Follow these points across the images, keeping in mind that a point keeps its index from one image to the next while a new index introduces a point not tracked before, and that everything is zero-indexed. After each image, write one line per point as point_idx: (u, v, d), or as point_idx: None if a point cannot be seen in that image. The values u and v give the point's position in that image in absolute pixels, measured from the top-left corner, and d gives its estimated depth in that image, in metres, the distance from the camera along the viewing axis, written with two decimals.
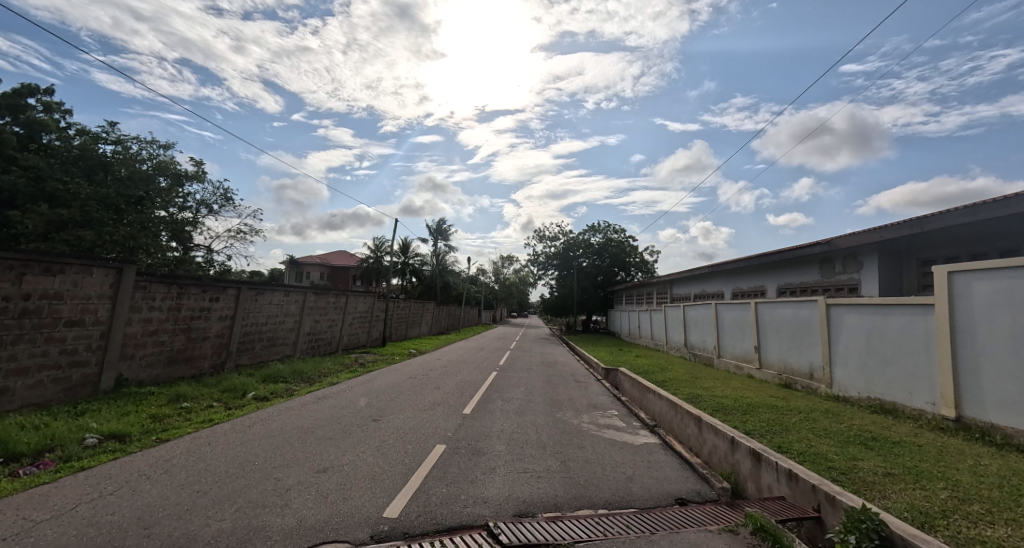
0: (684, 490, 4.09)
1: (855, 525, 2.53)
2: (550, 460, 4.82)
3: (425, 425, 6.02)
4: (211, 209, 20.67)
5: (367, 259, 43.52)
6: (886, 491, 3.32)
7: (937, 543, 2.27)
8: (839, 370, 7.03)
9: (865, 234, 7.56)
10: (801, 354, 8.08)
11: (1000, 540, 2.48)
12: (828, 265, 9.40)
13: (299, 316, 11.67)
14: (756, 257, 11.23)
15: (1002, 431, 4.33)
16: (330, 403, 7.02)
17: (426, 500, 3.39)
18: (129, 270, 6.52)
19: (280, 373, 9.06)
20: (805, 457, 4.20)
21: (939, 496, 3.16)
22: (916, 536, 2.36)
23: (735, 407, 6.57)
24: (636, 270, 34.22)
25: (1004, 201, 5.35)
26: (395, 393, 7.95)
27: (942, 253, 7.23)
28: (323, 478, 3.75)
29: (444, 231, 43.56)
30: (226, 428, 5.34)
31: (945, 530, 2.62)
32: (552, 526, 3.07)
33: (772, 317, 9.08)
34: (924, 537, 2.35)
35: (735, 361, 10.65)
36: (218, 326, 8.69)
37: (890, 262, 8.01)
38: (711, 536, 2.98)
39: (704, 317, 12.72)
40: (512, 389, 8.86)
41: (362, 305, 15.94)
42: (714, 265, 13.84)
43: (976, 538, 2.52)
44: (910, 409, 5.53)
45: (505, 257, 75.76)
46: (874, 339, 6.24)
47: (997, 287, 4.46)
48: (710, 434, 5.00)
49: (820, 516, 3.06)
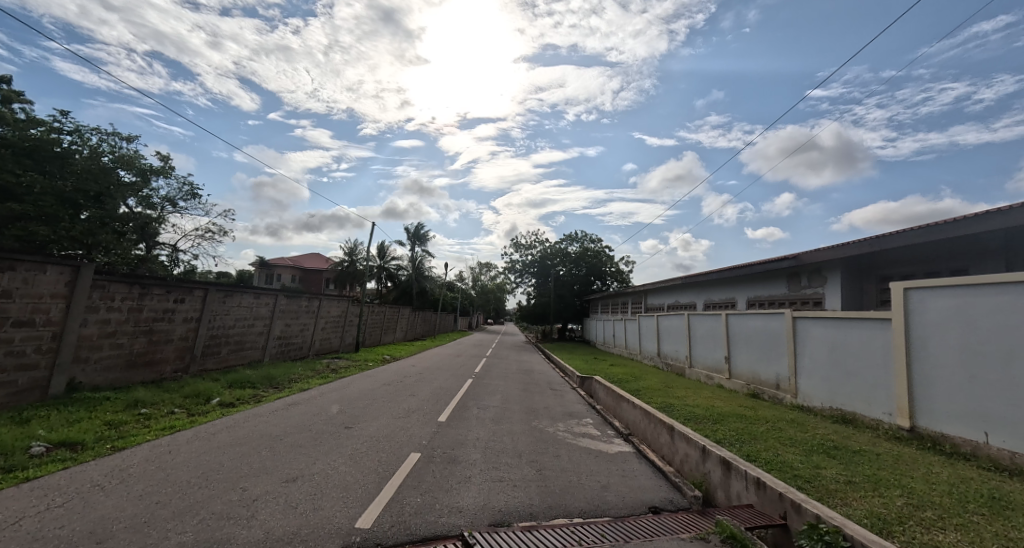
0: (659, 499, 4.15)
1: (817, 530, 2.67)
2: (526, 468, 4.82)
3: (400, 433, 5.91)
4: (176, 206, 19.97)
5: (341, 264, 42.86)
6: (847, 498, 3.46)
7: None
8: (804, 381, 7.30)
9: (829, 251, 7.93)
10: (769, 365, 8.35)
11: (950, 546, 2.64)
12: (795, 279, 9.79)
13: (270, 319, 11.30)
14: (726, 270, 11.60)
15: (952, 441, 4.62)
16: (301, 410, 6.81)
17: (399, 509, 3.33)
18: (88, 268, 6.22)
19: (249, 378, 8.75)
20: (772, 466, 4.34)
21: (896, 503, 3.31)
22: (876, 541, 2.46)
23: (706, 416, 6.71)
24: (612, 280, 34.68)
25: (955, 224, 5.74)
26: (368, 400, 7.78)
27: (899, 271, 7.63)
28: (292, 488, 3.63)
29: (421, 236, 43.17)
30: (188, 435, 5.12)
31: (900, 536, 2.77)
32: (528, 535, 3.06)
33: (741, 329, 9.35)
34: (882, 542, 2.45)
35: (706, 372, 10.89)
36: (183, 328, 8.35)
37: (852, 278, 8.39)
38: (682, 544, 3.03)
39: (677, 327, 13.00)
40: (488, 397, 8.80)
41: (335, 308, 15.51)
42: (687, 277, 14.19)
43: (928, 544, 2.68)
44: (869, 418, 5.81)
45: (483, 265, 76.10)
46: (837, 351, 6.50)
47: (949, 303, 4.75)
48: (682, 443, 5.10)
49: (786, 523, 3.17)
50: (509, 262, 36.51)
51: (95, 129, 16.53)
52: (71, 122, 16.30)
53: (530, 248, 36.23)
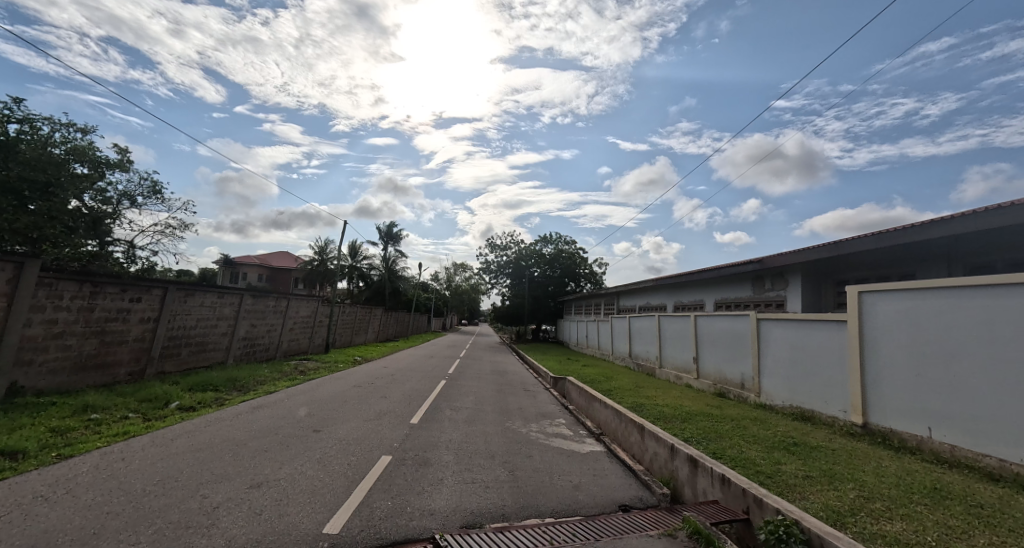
0: (628, 497, 4.22)
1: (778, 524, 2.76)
2: (499, 469, 4.81)
3: (371, 436, 5.80)
4: (134, 201, 18.99)
5: (311, 263, 41.79)
6: (805, 492, 3.61)
7: (848, 540, 2.48)
8: (766, 380, 7.58)
9: (791, 256, 8.27)
10: (734, 364, 8.63)
11: (897, 535, 2.80)
12: (759, 282, 10.16)
13: (234, 320, 10.89)
14: (695, 273, 11.94)
15: (899, 436, 4.89)
16: (267, 413, 6.59)
17: (369, 513, 3.26)
18: (33, 265, 5.84)
19: (211, 381, 8.41)
20: (736, 462, 4.48)
21: (849, 495, 3.48)
22: (832, 533, 2.57)
23: (675, 415, 6.87)
24: (585, 281, 35.15)
25: (903, 231, 6.11)
26: (338, 402, 7.59)
27: (854, 275, 8.03)
28: (256, 494, 3.51)
29: (394, 236, 42.61)
30: (144, 441, 4.87)
31: (853, 527, 2.91)
32: (499, 536, 3.05)
33: (709, 330, 9.64)
34: (837, 534, 2.56)
35: (675, 372, 11.16)
36: (140, 328, 7.94)
37: (812, 282, 8.77)
38: (650, 541, 3.09)
39: (648, 328, 13.28)
40: (461, 398, 8.75)
41: (305, 309, 15.10)
42: (658, 279, 14.52)
43: (878, 534, 2.82)
44: (825, 416, 6.09)
45: (458, 266, 75.79)
46: (797, 351, 6.79)
47: (898, 306, 5.03)
48: (651, 442, 5.20)
49: (749, 518, 3.28)
50: (484, 263, 36.46)
51: (44, 117, 15.57)
52: (18, 110, 15.30)
53: (505, 249, 36.28)
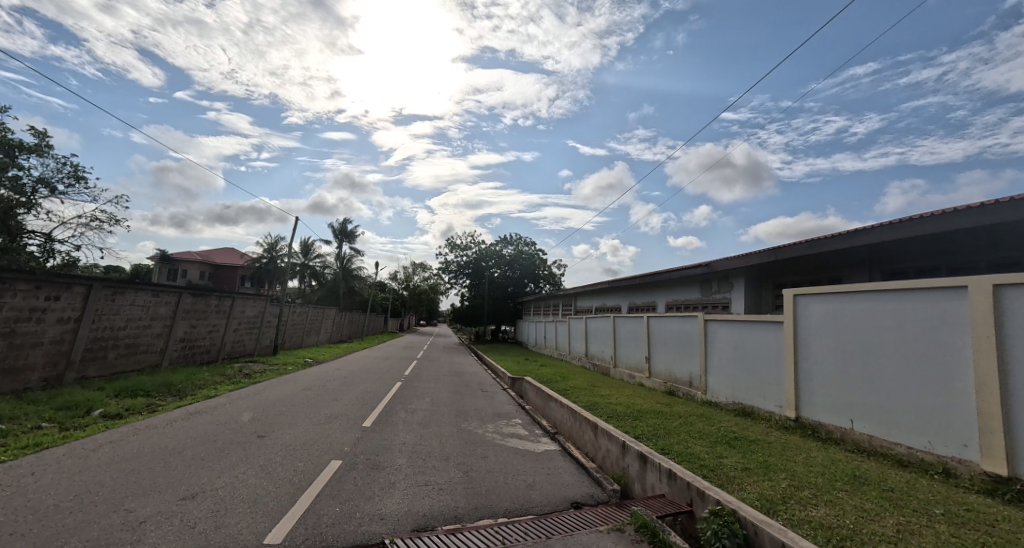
0: (580, 494, 4.30)
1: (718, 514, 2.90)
2: (453, 471, 4.77)
3: (320, 441, 5.59)
4: (53, 190, 17.29)
5: (259, 260, 39.79)
6: (743, 483, 3.83)
7: (779, 527, 2.64)
8: (712, 378, 7.98)
9: (735, 260, 8.75)
10: (683, 363, 9.02)
11: (821, 519, 3.02)
12: (707, 285, 10.68)
13: (170, 320, 10.16)
14: (649, 276, 12.37)
15: (826, 428, 5.30)
16: (205, 420, 6.18)
17: (315, 521, 3.14)
18: None
19: (142, 386, 7.79)
20: (682, 457, 4.68)
21: (782, 485, 3.72)
22: (766, 521, 2.73)
23: (627, 413, 7.09)
24: (545, 282, 35.62)
25: (834, 239, 6.61)
26: (285, 407, 7.25)
27: (791, 279, 8.61)
28: (190, 505, 3.29)
29: (350, 234, 41.37)
30: (59, 454, 4.44)
31: (784, 514, 3.11)
32: (451, 538, 3.02)
33: (660, 330, 10.02)
34: (769, 522, 2.73)
35: (629, 372, 11.52)
36: (57, 330, 7.24)
37: (754, 285, 9.32)
38: (599, 536, 3.16)
39: (604, 329, 13.63)
40: (417, 400, 8.60)
41: (251, 308, 14.33)
42: (614, 281, 14.94)
43: (806, 519, 3.03)
44: (763, 411, 6.48)
45: (418, 265, 74.62)
46: (739, 351, 7.19)
47: (827, 308, 5.43)
48: (604, 439, 5.33)
49: (692, 510, 3.42)
50: (443, 263, 36.10)
51: None
52: None
53: (465, 249, 36.09)
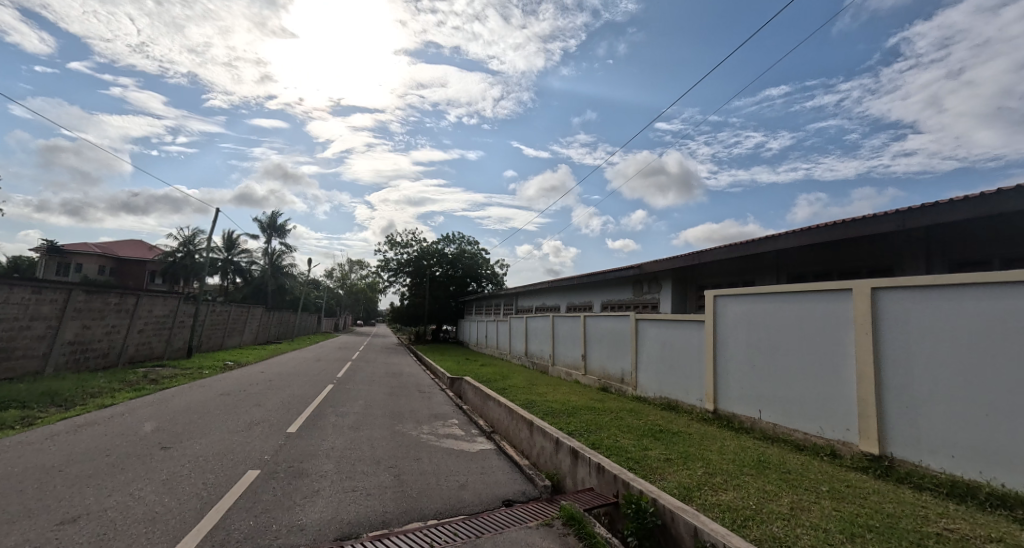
0: (512, 491, 4.36)
1: (638, 504, 3.05)
2: (384, 474, 4.64)
3: (236, 450, 5.20)
4: None
5: (171, 254, 36.46)
6: (664, 473, 4.06)
7: (692, 512, 2.83)
8: (642, 375, 8.41)
9: (664, 263, 9.29)
10: (616, 361, 9.43)
11: (729, 503, 3.28)
12: (638, 286, 11.24)
13: (55, 321, 8.97)
14: (585, 276, 12.81)
15: (739, 418, 5.77)
16: (99, 432, 5.52)
17: (226, 536, 2.91)
18: None
19: (16, 397, 6.79)
20: (610, 451, 4.89)
21: (698, 473, 4.00)
22: (681, 508, 2.91)
23: (562, 410, 7.29)
24: (487, 282, 35.77)
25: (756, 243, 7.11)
26: (197, 415, 6.66)
27: (711, 281, 9.30)
28: (71, 531, 2.92)
29: (280, 228, 38.98)
30: None
31: (698, 499, 3.34)
32: (377, 544, 2.93)
33: (595, 329, 10.40)
34: (684, 508, 2.91)
35: (565, 369, 11.85)
36: None
37: (680, 286, 9.95)
38: (525, 533, 3.21)
39: (543, 328, 13.92)
40: (348, 403, 8.28)
41: (160, 308, 13.01)
42: (553, 281, 15.31)
43: (716, 503, 3.27)
44: (686, 404, 6.94)
45: (356, 263, 71.80)
46: (666, 348, 7.63)
47: (742, 308, 5.90)
48: (539, 436, 5.43)
49: (618, 501, 3.57)
50: (381, 261, 35.06)
51: None
52: None
53: (406, 247, 35.28)
